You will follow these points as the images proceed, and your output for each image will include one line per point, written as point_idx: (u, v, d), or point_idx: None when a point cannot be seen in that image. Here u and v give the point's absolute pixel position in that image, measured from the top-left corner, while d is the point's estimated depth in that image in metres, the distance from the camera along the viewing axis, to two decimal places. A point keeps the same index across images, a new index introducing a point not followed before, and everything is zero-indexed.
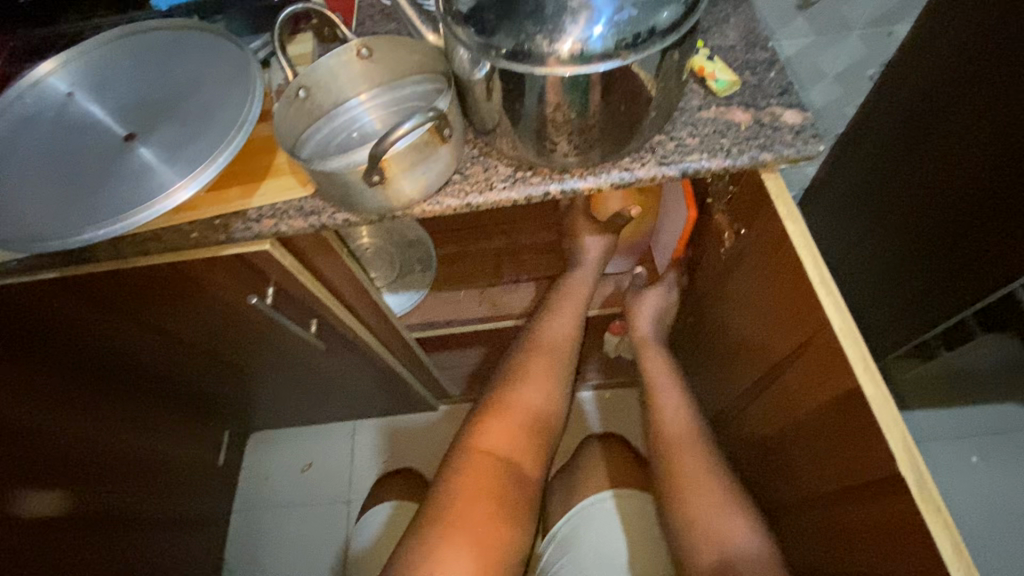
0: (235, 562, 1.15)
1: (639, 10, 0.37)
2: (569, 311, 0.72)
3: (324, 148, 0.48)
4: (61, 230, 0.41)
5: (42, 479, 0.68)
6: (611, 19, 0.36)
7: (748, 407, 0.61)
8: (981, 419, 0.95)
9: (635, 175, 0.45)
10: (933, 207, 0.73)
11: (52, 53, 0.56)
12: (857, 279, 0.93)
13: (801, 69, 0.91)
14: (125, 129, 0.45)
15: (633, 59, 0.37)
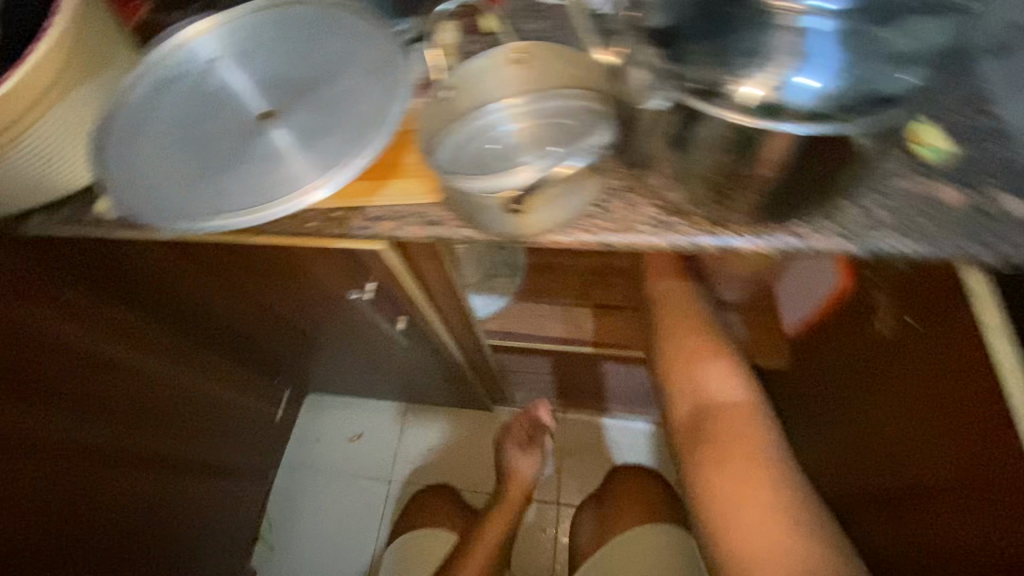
0: (275, 515, 1.19)
1: (870, 72, 0.32)
2: (495, 529, 0.92)
3: (456, 153, 0.43)
4: (189, 207, 0.40)
5: (108, 413, 0.70)
6: (836, 72, 0.32)
7: (878, 500, 0.57)
8: None
9: (809, 244, 0.39)
10: None
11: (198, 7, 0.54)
12: None
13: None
14: (263, 106, 0.44)
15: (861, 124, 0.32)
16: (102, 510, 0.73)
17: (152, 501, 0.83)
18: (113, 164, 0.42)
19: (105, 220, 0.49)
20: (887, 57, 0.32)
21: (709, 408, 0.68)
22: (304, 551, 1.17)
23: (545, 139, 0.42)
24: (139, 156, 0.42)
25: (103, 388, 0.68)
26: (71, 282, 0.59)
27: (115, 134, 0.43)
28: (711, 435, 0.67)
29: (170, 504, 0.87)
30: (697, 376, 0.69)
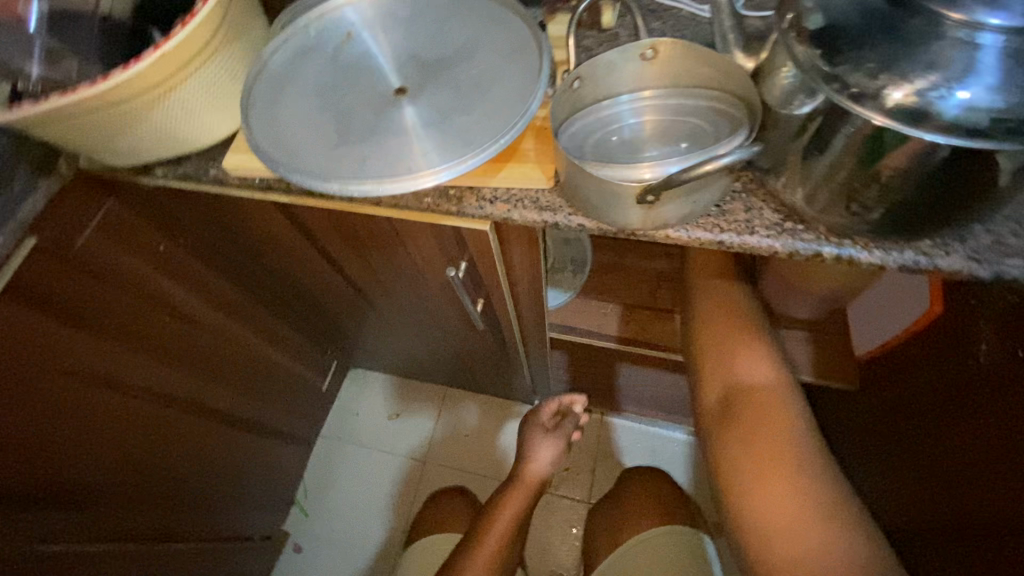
0: (311, 482, 1.22)
1: None
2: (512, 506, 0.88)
3: (579, 141, 0.44)
4: (320, 168, 0.41)
5: (179, 359, 0.74)
6: (997, 88, 0.29)
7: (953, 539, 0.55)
8: None
9: (934, 264, 0.39)
10: None
11: None
12: None
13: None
14: (399, 81, 0.45)
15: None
16: (161, 455, 0.76)
17: (209, 453, 0.86)
18: (251, 120, 0.44)
19: (226, 176, 0.51)
20: None
21: (737, 393, 0.66)
22: (336, 521, 1.19)
23: (673, 139, 0.43)
24: (274, 116, 0.44)
25: (175, 333, 0.72)
26: (149, 223, 0.63)
27: (255, 94, 0.45)
28: (757, 440, 0.63)
29: (224, 459, 0.90)
30: (751, 389, 0.66)
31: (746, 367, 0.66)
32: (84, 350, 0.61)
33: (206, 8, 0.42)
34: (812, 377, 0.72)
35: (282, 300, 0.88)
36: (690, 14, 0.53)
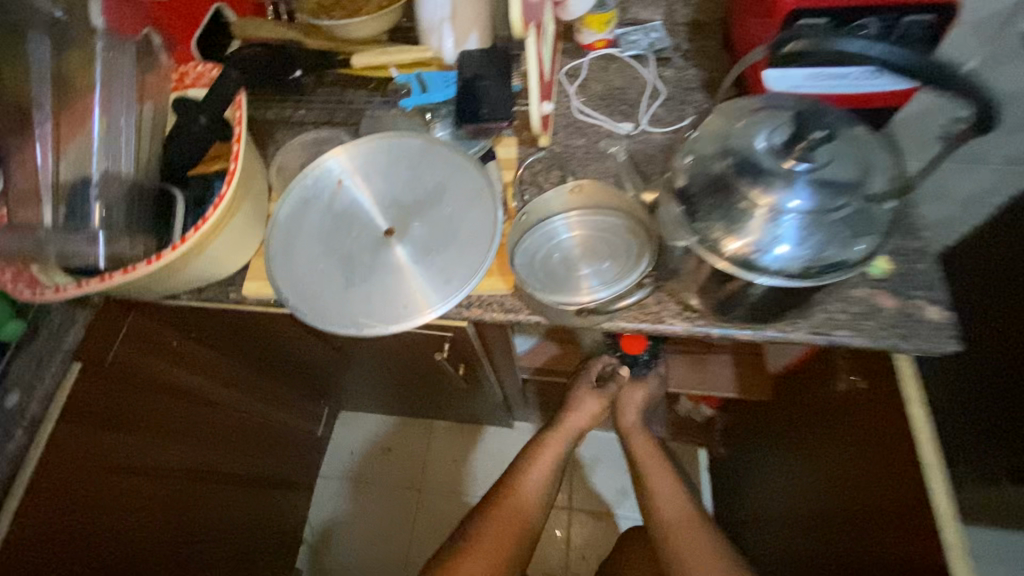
0: (315, 519, 1.33)
1: (825, 246, 0.45)
2: (540, 473, 0.77)
3: (528, 260, 0.57)
4: (334, 307, 0.54)
5: (197, 438, 0.84)
6: (794, 241, 0.45)
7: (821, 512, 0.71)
8: None
9: (788, 336, 0.54)
10: None
11: (325, 128, 0.71)
12: None
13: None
14: (387, 224, 0.58)
15: (839, 276, 0.46)
16: (190, 525, 0.86)
17: (227, 512, 0.96)
18: (273, 268, 0.56)
19: (243, 297, 0.62)
20: (840, 238, 0.46)
21: None
22: (341, 553, 1.30)
23: (599, 254, 0.57)
24: (291, 263, 0.57)
25: (192, 417, 0.82)
26: (170, 328, 0.74)
27: (272, 244, 0.57)
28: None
29: (239, 513, 1.00)
30: None
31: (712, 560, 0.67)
32: (124, 448, 0.71)
33: (230, 190, 0.55)
34: (736, 394, 0.88)
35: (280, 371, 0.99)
36: (610, 130, 0.69)
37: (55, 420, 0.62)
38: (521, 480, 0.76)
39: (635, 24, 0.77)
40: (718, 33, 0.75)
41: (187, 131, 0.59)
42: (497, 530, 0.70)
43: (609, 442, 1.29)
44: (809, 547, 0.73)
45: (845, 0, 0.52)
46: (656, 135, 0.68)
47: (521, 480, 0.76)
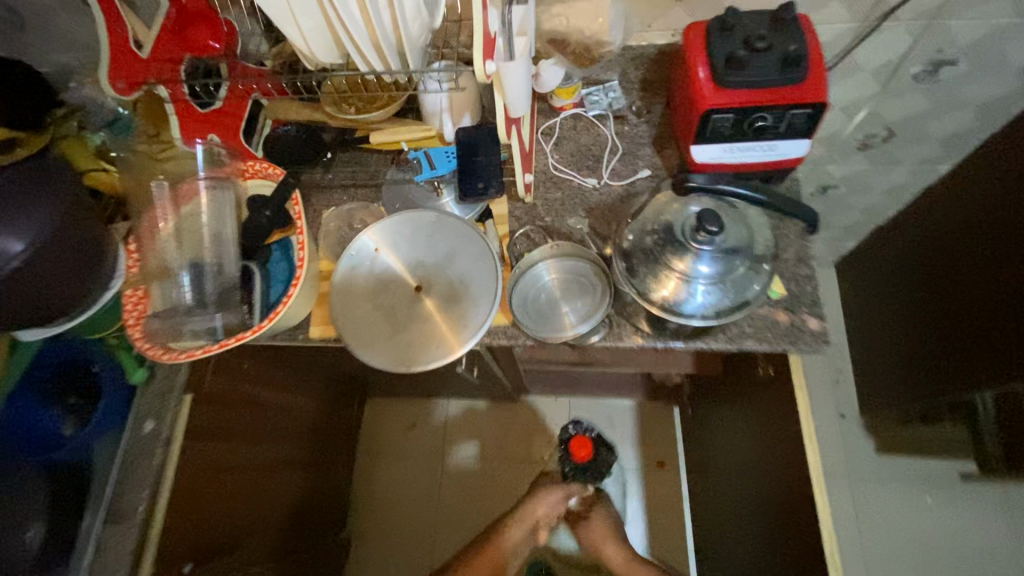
0: (358, 488, 1.58)
1: (721, 298, 0.66)
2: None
3: (522, 301, 0.78)
4: (386, 349, 0.75)
5: (271, 437, 1.06)
6: (699, 293, 0.66)
7: (751, 461, 0.95)
8: (916, 467, 1.42)
9: (714, 346, 0.73)
10: (964, 307, 1.10)
11: (353, 195, 0.89)
12: (896, 340, 1.33)
13: (828, 167, 1.19)
14: (416, 282, 0.78)
15: (739, 315, 0.66)
16: (273, 502, 1.10)
17: (296, 490, 1.20)
18: (337, 322, 0.76)
19: (310, 339, 0.81)
20: (732, 291, 0.66)
21: None
22: (383, 513, 1.56)
23: (573, 294, 0.77)
24: (349, 316, 0.77)
25: (266, 422, 1.04)
26: (246, 358, 0.94)
27: (334, 302, 0.78)
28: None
29: (304, 491, 1.24)
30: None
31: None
32: (226, 453, 0.93)
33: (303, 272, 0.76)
34: (692, 370, 1.11)
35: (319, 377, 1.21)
36: (578, 184, 0.87)
37: (178, 440, 0.82)
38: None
39: (597, 84, 0.92)
40: (664, 88, 0.91)
41: (257, 223, 0.77)
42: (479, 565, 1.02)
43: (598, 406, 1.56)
44: (746, 485, 0.98)
45: (745, 103, 0.70)
46: (614, 186, 0.86)
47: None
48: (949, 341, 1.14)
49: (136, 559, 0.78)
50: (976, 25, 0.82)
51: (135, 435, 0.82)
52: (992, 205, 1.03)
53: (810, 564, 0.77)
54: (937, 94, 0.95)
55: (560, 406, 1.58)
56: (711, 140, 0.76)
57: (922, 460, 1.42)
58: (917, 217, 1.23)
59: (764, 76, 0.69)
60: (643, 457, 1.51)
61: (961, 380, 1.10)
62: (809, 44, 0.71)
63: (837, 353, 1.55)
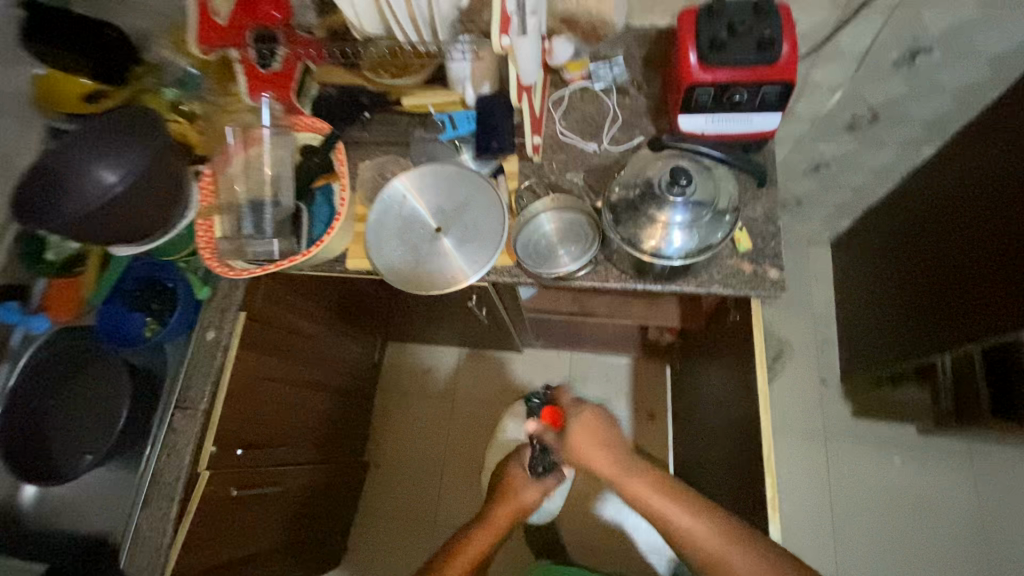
0: (377, 423, 1.76)
1: (689, 244, 0.79)
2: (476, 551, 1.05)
3: (524, 245, 0.91)
4: (409, 278, 0.90)
5: (308, 361, 1.23)
6: (671, 239, 0.79)
7: (721, 399, 1.09)
8: (887, 432, 1.54)
9: (683, 288, 0.87)
10: (935, 277, 1.20)
11: (387, 149, 1.03)
12: (878, 312, 1.43)
13: (818, 145, 1.28)
14: (436, 225, 0.92)
15: (703, 256, 0.79)
16: (308, 418, 1.27)
17: (326, 411, 1.37)
18: (369, 253, 0.91)
19: (346, 269, 0.96)
20: (700, 238, 0.79)
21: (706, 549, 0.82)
22: (399, 444, 1.74)
23: (567, 240, 0.91)
24: (380, 250, 0.92)
25: (304, 348, 1.20)
26: (291, 288, 1.11)
27: (367, 237, 0.92)
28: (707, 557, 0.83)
29: (331, 414, 1.41)
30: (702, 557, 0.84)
31: (711, 539, 0.82)
32: (272, 368, 1.10)
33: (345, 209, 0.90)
34: (678, 323, 1.25)
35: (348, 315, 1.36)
36: (581, 147, 1.00)
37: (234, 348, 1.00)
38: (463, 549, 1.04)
39: (603, 60, 1.04)
40: (664, 66, 1.03)
41: (309, 166, 0.92)
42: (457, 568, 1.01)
43: (598, 362, 1.71)
44: (718, 423, 1.12)
45: (723, 78, 0.81)
46: (612, 150, 0.99)
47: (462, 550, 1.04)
48: (920, 311, 1.25)
49: (199, 439, 0.94)
50: (946, 16, 0.91)
51: (199, 342, 0.99)
52: (968, 184, 1.12)
53: (755, 480, 0.91)
54: (916, 79, 1.05)
55: (561, 359, 1.73)
56: (695, 111, 0.87)
57: (893, 425, 1.54)
58: (904, 196, 1.33)
59: (743, 59, 0.81)
60: (634, 409, 1.65)
61: (926, 345, 1.21)
62: (786, 31, 0.81)
63: (823, 324, 1.66)
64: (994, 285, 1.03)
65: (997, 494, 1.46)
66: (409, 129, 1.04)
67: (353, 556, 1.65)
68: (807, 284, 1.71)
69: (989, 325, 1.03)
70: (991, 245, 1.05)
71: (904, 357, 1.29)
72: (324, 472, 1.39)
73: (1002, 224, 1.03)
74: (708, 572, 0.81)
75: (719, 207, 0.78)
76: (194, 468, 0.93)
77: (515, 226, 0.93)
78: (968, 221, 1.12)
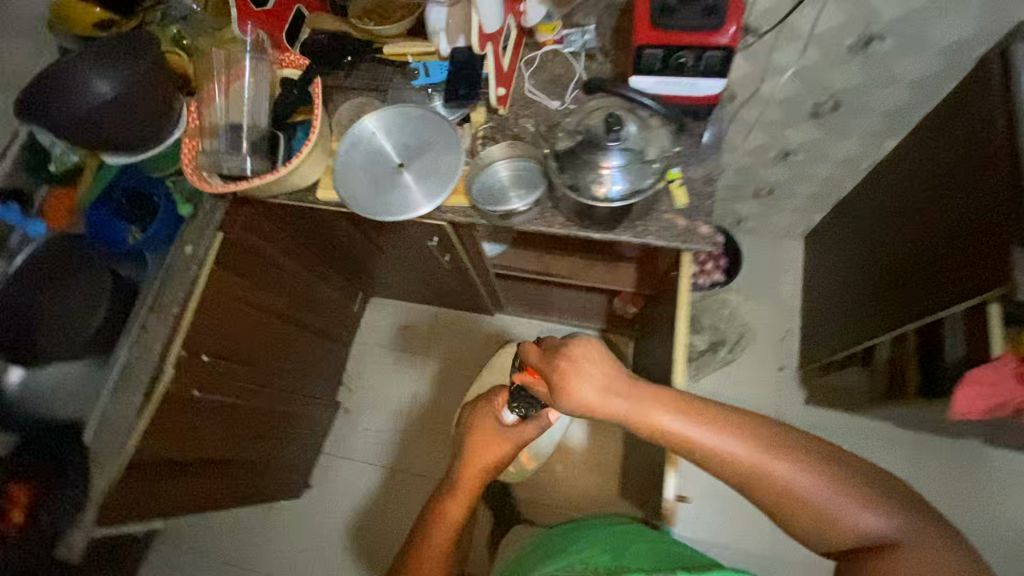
0: (352, 372, 1.84)
1: (622, 188, 0.85)
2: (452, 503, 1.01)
3: (478, 187, 0.98)
4: (370, 205, 0.97)
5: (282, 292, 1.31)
6: (605, 181, 0.86)
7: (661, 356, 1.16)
8: (838, 421, 1.59)
9: (620, 237, 0.94)
10: (887, 265, 1.25)
11: (365, 93, 1.10)
12: (838, 301, 1.47)
13: (786, 132, 1.33)
14: (400, 161, 1.00)
15: (633, 200, 0.85)
16: (279, 346, 1.36)
17: (299, 345, 1.46)
18: (336, 180, 0.99)
19: (316, 199, 1.04)
20: (632, 183, 0.85)
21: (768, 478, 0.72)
22: (371, 393, 1.82)
23: (519, 185, 0.97)
24: (346, 178, 0.99)
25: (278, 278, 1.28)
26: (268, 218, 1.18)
27: (335, 166, 1.00)
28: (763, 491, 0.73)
29: (303, 350, 1.49)
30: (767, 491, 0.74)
31: (781, 471, 0.72)
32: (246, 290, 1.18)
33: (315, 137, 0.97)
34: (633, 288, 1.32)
35: (327, 257, 1.44)
36: (544, 105, 1.06)
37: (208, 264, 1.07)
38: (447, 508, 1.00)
39: (576, 27, 1.10)
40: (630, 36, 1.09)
41: (288, 98, 1.00)
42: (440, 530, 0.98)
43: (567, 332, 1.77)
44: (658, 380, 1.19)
45: (670, 40, 0.87)
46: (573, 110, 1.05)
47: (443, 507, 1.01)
48: (873, 298, 1.29)
49: (169, 340, 1.02)
50: (897, 4, 0.96)
51: (178, 254, 1.06)
52: (922, 174, 1.16)
53: None
54: (872, 67, 1.10)
55: (532, 326, 1.80)
56: (646, 73, 0.93)
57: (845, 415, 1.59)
58: (869, 188, 1.37)
59: (690, 23, 0.87)
60: None
61: (873, 329, 1.25)
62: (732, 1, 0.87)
63: (787, 314, 1.71)
64: (934, 268, 1.07)
65: (939, 487, 1.51)
66: (388, 76, 1.12)
67: (317, 493, 1.73)
68: (777, 276, 1.75)
69: (924, 306, 1.08)
70: (934, 230, 1.09)
71: (854, 341, 1.33)
72: (291, 402, 1.47)
73: (946, 209, 1.06)
74: (780, 504, 0.73)
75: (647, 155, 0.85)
76: (162, 364, 1.01)
77: (471, 168, 1.00)
78: (915, 209, 1.17)
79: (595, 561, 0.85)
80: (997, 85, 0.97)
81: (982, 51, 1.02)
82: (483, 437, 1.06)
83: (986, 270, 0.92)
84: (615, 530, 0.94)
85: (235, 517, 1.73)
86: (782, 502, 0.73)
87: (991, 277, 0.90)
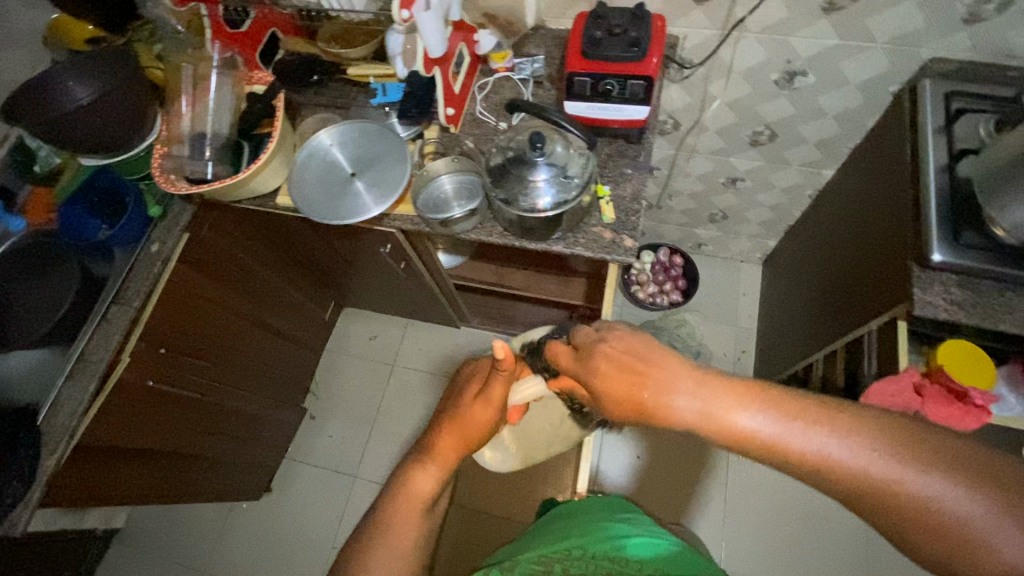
0: (321, 378, 1.90)
1: (546, 200, 0.93)
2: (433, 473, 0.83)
3: (425, 198, 1.07)
4: (322, 210, 1.04)
5: (250, 296, 1.37)
6: (532, 193, 0.93)
7: None
8: None
9: (551, 247, 1.01)
10: (824, 285, 1.30)
11: (328, 110, 1.19)
12: (785, 322, 1.53)
13: (730, 159, 1.41)
14: (352, 170, 1.08)
15: (557, 212, 0.93)
16: (242, 347, 1.41)
17: (264, 346, 1.52)
18: (292, 186, 1.06)
19: (275, 204, 1.11)
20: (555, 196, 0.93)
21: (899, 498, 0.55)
22: (338, 400, 1.87)
23: (461, 197, 1.05)
24: (302, 185, 1.07)
25: (248, 282, 1.35)
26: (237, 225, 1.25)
27: (292, 174, 1.08)
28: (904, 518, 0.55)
29: (268, 350, 1.54)
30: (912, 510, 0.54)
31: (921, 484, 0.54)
32: (211, 290, 1.23)
33: (273, 145, 1.04)
34: (582, 302, 1.39)
35: (298, 266, 1.51)
36: (492, 125, 1.14)
37: (174, 260, 1.13)
38: (415, 481, 0.83)
39: (525, 56, 1.19)
40: None
41: (253, 112, 1.09)
42: (409, 517, 0.80)
43: None
44: None
45: (594, 68, 0.95)
46: None
47: (416, 474, 0.83)
48: (813, 317, 1.34)
49: (129, 329, 1.08)
50: (811, 43, 1.05)
51: (145, 251, 1.13)
52: (850, 199, 1.23)
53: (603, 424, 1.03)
54: (799, 99, 1.18)
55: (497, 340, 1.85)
56: (577, 98, 1.01)
57: None
58: (813, 214, 1.44)
59: (614, 54, 0.95)
60: None
61: (813, 346, 1.30)
62: (653, 37, 0.96)
63: (744, 336, 1.76)
64: (856, 285, 1.13)
65: None
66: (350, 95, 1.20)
67: (280, 497, 1.76)
68: (733, 299, 1.82)
69: (848, 323, 1.14)
70: (855, 252, 1.16)
71: (798, 359, 1.38)
72: (251, 400, 1.52)
73: (865, 230, 1.13)
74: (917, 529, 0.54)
75: (570, 172, 0.93)
76: (119, 352, 1.07)
77: (418, 180, 1.08)
78: (844, 233, 1.24)
79: (618, 555, 0.79)
80: (908, 117, 1.04)
81: (896, 88, 1.10)
82: (476, 405, 0.85)
83: (893, 287, 0.98)
84: (609, 513, 0.91)
85: (197, 511, 1.76)
86: (899, 518, 0.55)
87: (896, 294, 0.96)
